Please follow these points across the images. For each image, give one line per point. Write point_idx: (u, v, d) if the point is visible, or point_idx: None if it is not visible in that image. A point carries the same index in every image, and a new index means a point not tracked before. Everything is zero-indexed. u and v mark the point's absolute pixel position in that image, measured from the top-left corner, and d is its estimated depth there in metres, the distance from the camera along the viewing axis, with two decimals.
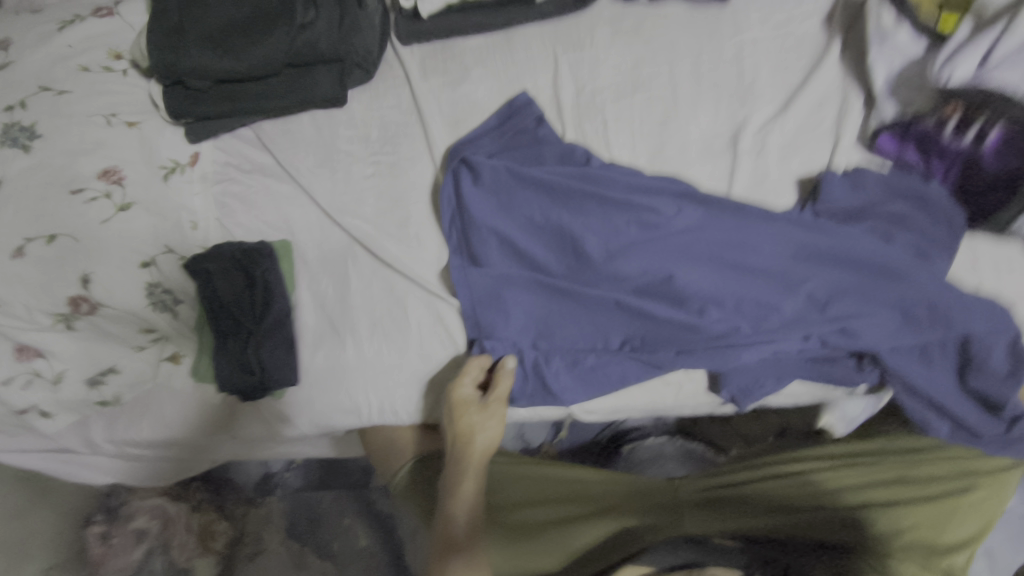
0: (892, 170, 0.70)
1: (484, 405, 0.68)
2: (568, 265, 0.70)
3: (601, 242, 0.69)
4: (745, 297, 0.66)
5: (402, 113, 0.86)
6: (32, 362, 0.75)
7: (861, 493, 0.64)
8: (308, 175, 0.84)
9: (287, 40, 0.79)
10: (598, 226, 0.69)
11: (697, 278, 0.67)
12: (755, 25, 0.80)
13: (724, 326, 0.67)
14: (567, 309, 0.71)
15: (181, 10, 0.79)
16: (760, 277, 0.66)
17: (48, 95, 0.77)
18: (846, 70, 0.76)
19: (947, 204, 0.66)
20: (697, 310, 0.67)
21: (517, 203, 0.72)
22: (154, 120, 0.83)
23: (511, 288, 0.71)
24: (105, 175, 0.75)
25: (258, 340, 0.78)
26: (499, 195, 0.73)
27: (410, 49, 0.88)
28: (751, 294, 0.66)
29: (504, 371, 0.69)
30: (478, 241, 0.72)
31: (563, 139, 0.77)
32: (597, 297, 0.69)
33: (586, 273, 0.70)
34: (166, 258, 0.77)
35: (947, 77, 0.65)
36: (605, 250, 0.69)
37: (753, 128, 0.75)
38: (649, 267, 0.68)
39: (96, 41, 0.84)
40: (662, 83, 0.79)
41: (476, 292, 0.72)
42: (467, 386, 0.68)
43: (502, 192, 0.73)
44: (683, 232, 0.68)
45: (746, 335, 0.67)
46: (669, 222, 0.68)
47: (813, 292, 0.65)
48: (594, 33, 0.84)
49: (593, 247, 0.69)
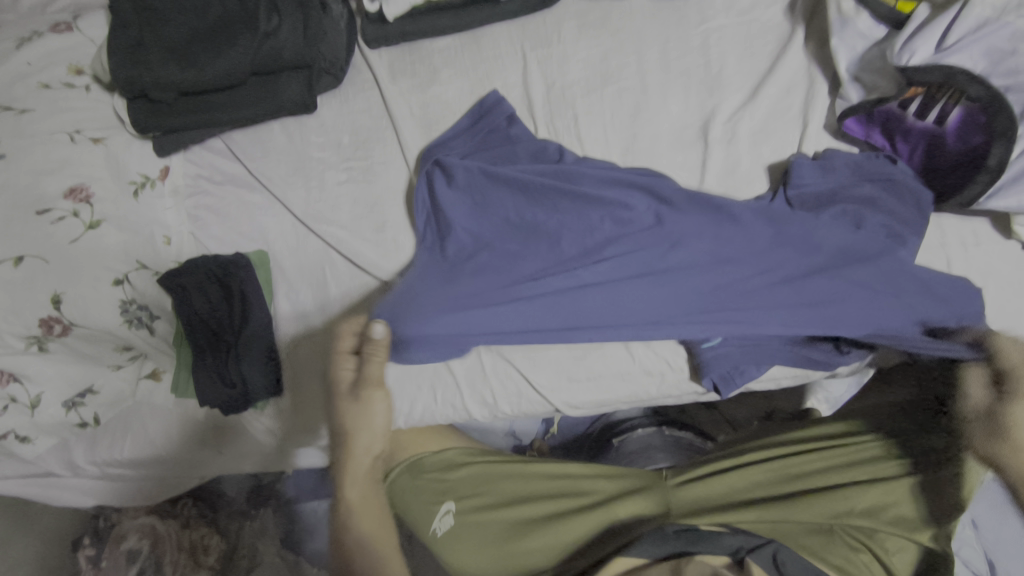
0: (860, 153, 0.71)
1: (364, 389, 0.59)
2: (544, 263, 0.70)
3: (575, 238, 0.69)
4: (721, 292, 0.67)
5: (373, 118, 0.85)
6: (7, 387, 0.73)
7: (847, 472, 0.64)
8: (281, 185, 0.84)
9: (251, 48, 0.78)
10: (574, 223, 0.69)
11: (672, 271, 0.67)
12: (721, 13, 0.80)
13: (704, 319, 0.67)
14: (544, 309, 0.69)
15: (141, 22, 0.78)
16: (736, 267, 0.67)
17: (10, 115, 0.76)
18: (811, 56, 0.76)
19: (913, 184, 0.67)
20: (674, 304, 0.68)
21: (492, 204, 0.72)
22: (120, 135, 0.82)
23: (483, 293, 0.69)
24: (71, 194, 0.75)
25: (238, 354, 0.78)
26: (474, 195, 0.72)
27: (378, 53, 0.87)
28: (725, 283, 0.67)
29: (375, 344, 0.58)
30: (454, 241, 0.72)
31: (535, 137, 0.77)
32: (572, 296, 0.68)
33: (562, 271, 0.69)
34: (139, 274, 0.77)
35: (908, 59, 0.64)
36: (581, 248, 0.69)
37: (723, 117, 0.76)
38: (624, 263, 0.68)
39: (56, 58, 0.83)
40: (631, 76, 0.79)
41: (444, 297, 0.69)
42: (346, 364, 0.59)
43: (477, 192, 0.73)
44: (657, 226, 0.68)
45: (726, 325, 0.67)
46: (642, 217, 0.68)
47: (786, 279, 0.66)
48: (562, 29, 0.83)
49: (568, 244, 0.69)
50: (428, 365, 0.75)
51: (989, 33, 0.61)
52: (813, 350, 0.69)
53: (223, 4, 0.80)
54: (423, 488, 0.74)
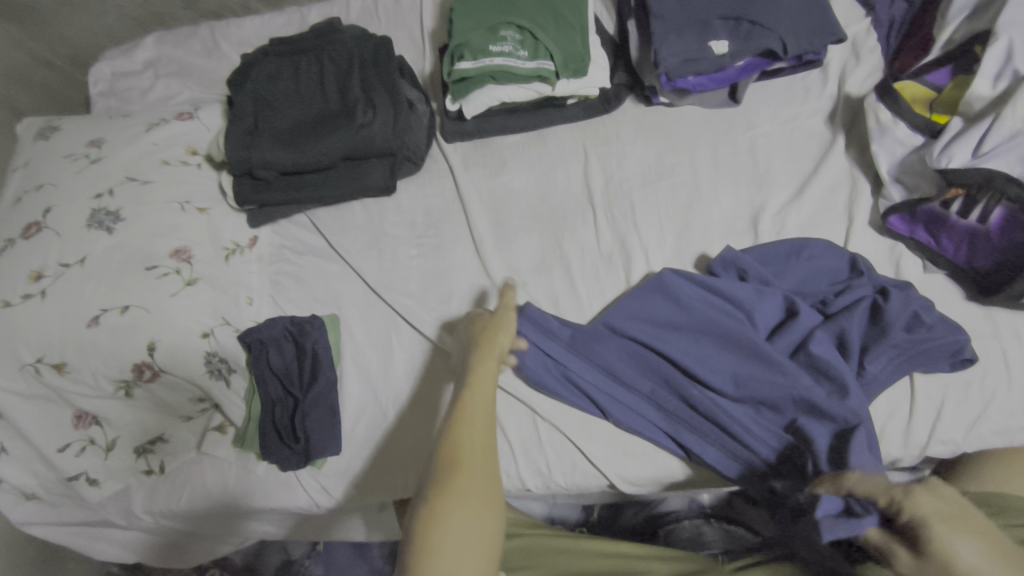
0: (875, 290, 0.71)
1: None
2: (631, 359, 0.74)
3: (666, 315, 0.74)
4: (662, 372, 0.73)
5: (445, 202, 0.94)
6: (88, 429, 0.80)
7: None
8: (357, 257, 0.92)
9: (346, 138, 0.88)
10: (608, 362, 0.74)
11: (682, 350, 0.72)
12: (766, 121, 0.87)
13: (796, 391, 0.68)
14: (626, 379, 0.74)
15: (258, 113, 0.90)
16: (833, 346, 0.69)
17: (133, 185, 0.87)
18: (853, 161, 0.82)
19: (948, 324, 0.67)
20: (751, 378, 0.70)
21: (594, 354, 0.75)
22: (222, 207, 0.92)
23: (600, 352, 0.75)
24: (177, 254, 0.83)
25: (303, 411, 0.81)
26: (579, 344, 0.75)
27: (453, 146, 0.97)
28: (721, 368, 0.71)
29: None
30: (581, 354, 0.75)
31: (547, 329, 0.76)
32: (644, 367, 0.74)
33: (640, 353, 0.74)
34: (223, 329, 0.83)
35: (946, 163, 0.68)
36: (673, 328, 0.74)
37: (771, 212, 0.81)
38: (702, 329, 0.73)
39: (177, 140, 0.95)
40: (684, 171, 0.86)
41: (648, 332, 0.74)
42: None
43: (582, 345, 0.75)
44: (682, 350, 0.72)
45: (822, 401, 0.67)
46: (662, 369, 0.73)
47: (705, 362, 0.72)
48: (620, 129, 0.92)
49: (606, 370, 0.74)
50: None
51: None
52: (892, 446, 0.68)
53: (325, 101, 0.91)
54: None
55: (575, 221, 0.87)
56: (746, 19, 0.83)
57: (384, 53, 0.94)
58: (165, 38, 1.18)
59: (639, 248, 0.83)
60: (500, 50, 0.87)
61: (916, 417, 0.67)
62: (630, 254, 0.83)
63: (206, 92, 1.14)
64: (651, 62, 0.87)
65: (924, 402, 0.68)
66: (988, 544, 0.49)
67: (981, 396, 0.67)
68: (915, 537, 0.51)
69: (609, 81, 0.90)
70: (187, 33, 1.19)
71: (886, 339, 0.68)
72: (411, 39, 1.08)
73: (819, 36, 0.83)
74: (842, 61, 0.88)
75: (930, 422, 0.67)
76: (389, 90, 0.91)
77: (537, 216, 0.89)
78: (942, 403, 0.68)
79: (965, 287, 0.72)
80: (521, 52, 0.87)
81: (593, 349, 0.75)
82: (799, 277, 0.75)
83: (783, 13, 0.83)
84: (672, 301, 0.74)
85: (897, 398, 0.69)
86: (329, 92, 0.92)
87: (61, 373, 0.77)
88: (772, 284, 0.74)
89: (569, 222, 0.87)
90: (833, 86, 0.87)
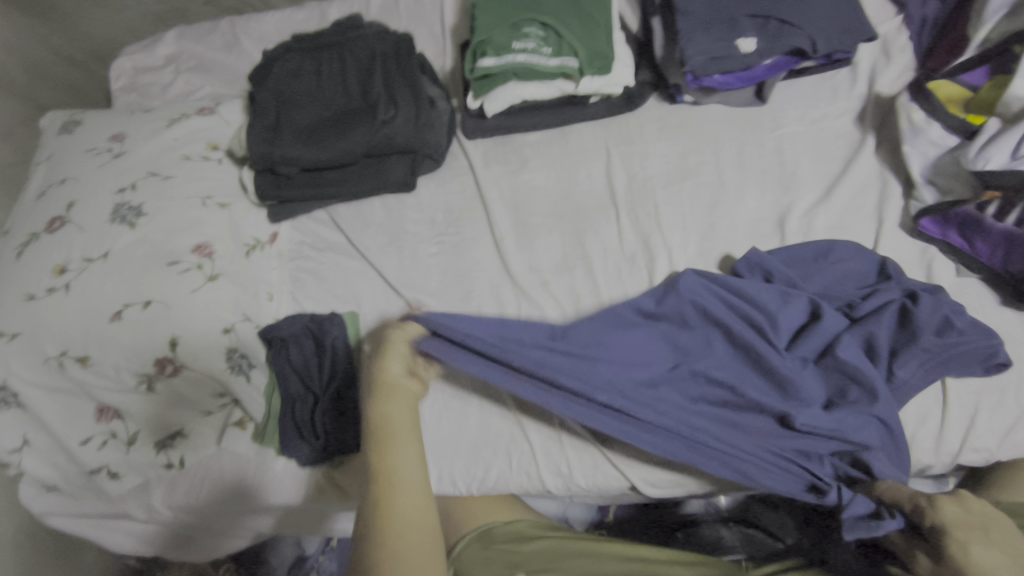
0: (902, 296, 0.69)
1: None
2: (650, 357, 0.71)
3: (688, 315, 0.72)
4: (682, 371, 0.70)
5: (465, 200, 0.93)
6: (110, 423, 0.81)
7: None
8: (377, 254, 0.92)
9: (368, 134, 0.87)
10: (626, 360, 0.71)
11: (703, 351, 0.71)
12: (793, 121, 0.85)
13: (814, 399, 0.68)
14: (642, 382, 0.70)
15: (280, 109, 0.90)
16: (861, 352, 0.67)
17: (155, 180, 0.87)
18: (883, 162, 0.80)
19: (984, 330, 0.66)
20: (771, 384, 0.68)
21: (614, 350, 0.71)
22: (243, 203, 0.92)
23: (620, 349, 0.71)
24: (198, 250, 0.83)
25: (324, 408, 0.81)
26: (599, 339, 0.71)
27: (474, 143, 0.96)
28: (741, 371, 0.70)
29: None
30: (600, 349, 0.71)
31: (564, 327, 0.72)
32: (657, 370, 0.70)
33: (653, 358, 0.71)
34: (243, 325, 0.82)
35: (982, 164, 0.67)
36: (691, 330, 0.72)
37: (799, 213, 0.79)
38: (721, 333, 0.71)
39: (199, 136, 0.95)
40: (709, 171, 0.85)
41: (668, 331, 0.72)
42: None
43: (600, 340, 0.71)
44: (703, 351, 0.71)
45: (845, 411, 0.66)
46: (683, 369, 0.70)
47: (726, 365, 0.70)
48: (644, 128, 0.91)
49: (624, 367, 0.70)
50: (504, 430, 0.77)
51: None
52: (923, 452, 0.66)
53: (347, 97, 0.91)
54: (496, 560, 0.71)
55: (597, 221, 0.86)
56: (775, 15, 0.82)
57: (406, 50, 0.94)
58: (186, 33, 1.18)
59: (662, 248, 0.82)
60: (524, 47, 0.86)
61: (948, 424, 0.66)
62: (654, 254, 0.82)
63: (226, 87, 1.14)
64: (677, 60, 0.86)
65: (957, 409, 0.66)
66: (1011, 554, 0.51)
67: (1016, 404, 0.66)
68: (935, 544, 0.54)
69: (633, 79, 0.89)
70: (207, 28, 1.19)
71: (919, 344, 0.66)
72: (431, 36, 1.08)
73: (848, 34, 0.81)
74: (872, 60, 0.86)
75: (962, 429, 0.66)
76: (411, 86, 0.91)
77: (558, 215, 0.88)
78: (976, 410, 0.66)
79: (1000, 291, 0.70)
80: (545, 48, 0.86)
81: (614, 344, 0.71)
82: (824, 281, 0.73)
83: (813, 10, 0.81)
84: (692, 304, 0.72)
85: (928, 404, 0.67)
86: (351, 88, 0.91)
87: (83, 366, 0.77)
88: (798, 287, 0.73)
89: (592, 222, 0.86)
90: (862, 85, 0.85)
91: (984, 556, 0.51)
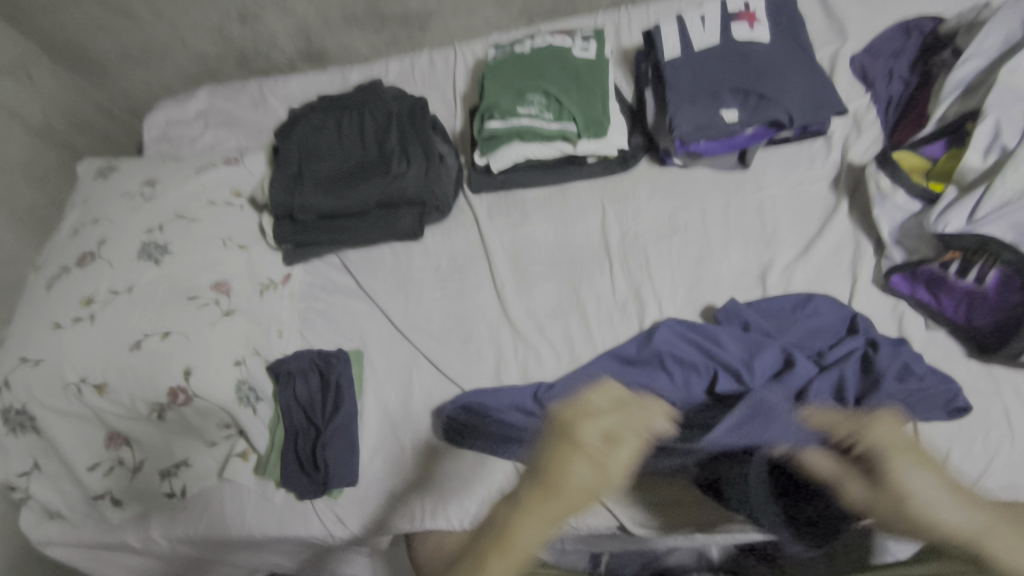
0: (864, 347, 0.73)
1: None
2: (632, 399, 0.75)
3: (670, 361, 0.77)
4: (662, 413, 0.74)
5: (469, 248, 1.00)
6: (118, 450, 0.84)
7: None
8: (383, 296, 0.97)
9: (381, 186, 0.95)
10: None
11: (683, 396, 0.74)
12: (773, 185, 0.93)
13: None
14: None
15: (301, 161, 0.98)
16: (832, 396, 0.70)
17: (181, 222, 0.94)
18: (856, 224, 0.86)
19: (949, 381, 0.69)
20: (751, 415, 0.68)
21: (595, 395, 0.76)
22: (261, 246, 0.99)
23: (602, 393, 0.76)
24: (217, 287, 0.89)
25: (323, 441, 0.83)
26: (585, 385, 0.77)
27: (479, 197, 1.03)
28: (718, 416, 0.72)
29: None
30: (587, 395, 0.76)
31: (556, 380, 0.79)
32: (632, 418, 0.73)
33: None
34: (253, 359, 0.87)
35: (943, 228, 0.73)
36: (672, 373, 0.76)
37: (778, 268, 0.85)
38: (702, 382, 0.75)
39: (225, 184, 1.03)
40: (696, 229, 0.92)
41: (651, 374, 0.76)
42: None
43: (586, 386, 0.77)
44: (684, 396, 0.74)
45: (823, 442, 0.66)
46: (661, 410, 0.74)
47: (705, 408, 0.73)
48: (636, 188, 0.98)
49: None
50: (498, 468, 0.80)
51: (1014, 210, 0.69)
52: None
53: (364, 152, 0.99)
54: None
55: (592, 271, 0.92)
56: (753, 91, 0.90)
57: (420, 112, 1.02)
58: (217, 92, 1.29)
59: (652, 298, 0.87)
60: (528, 112, 0.95)
61: None
62: (644, 303, 0.87)
63: (251, 140, 1.23)
64: (666, 127, 0.94)
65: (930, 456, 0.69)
66: (937, 474, 0.51)
67: (985, 452, 0.69)
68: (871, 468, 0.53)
69: (626, 143, 0.97)
70: (237, 87, 1.29)
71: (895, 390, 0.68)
72: (443, 100, 1.18)
73: (820, 109, 0.89)
74: (845, 132, 0.94)
75: None
76: (423, 144, 0.98)
77: (555, 265, 0.94)
78: (948, 456, 0.69)
79: (966, 344, 0.74)
80: (546, 114, 0.95)
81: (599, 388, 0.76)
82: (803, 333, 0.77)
83: (790, 88, 0.90)
84: (669, 354, 0.77)
85: None
86: (367, 145, 0.99)
87: (100, 394, 0.81)
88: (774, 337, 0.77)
89: (587, 273, 0.92)
90: (836, 154, 0.93)
91: (914, 482, 0.50)
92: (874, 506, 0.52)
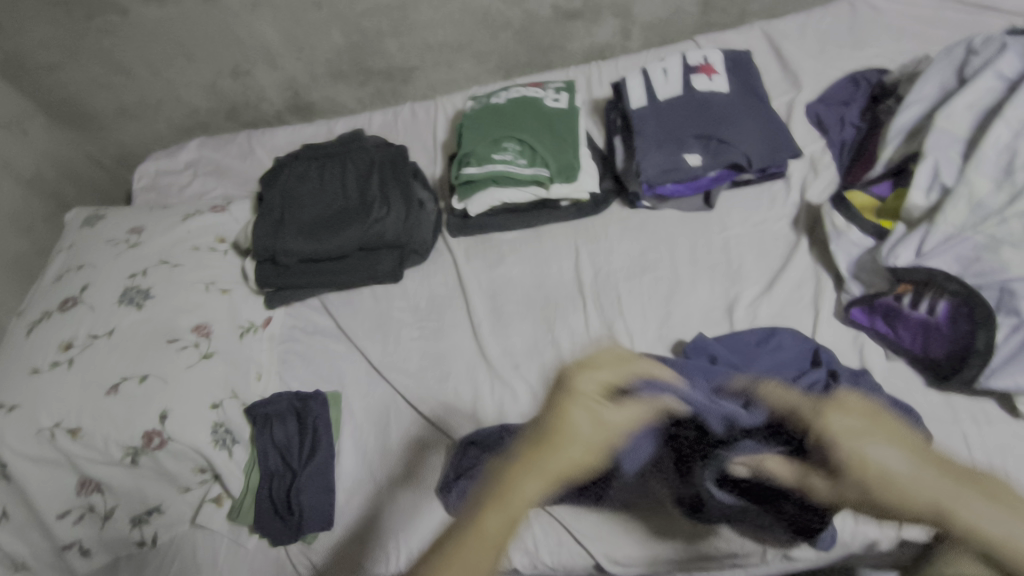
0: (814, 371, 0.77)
1: None
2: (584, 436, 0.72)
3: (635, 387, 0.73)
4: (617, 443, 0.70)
5: (447, 289, 1.02)
6: (89, 496, 0.82)
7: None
8: (362, 338, 0.98)
9: (361, 231, 0.98)
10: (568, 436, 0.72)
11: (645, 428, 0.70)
12: (738, 224, 0.97)
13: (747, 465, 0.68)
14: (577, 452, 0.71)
15: (284, 206, 1.02)
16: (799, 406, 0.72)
17: (164, 267, 0.96)
18: (816, 260, 0.90)
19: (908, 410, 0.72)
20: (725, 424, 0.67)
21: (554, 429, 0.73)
22: (243, 289, 1.01)
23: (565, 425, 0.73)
24: (197, 329, 0.91)
25: (299, 485, 0.83)
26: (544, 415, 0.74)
27: (457, 240, 1.07)
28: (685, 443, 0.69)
29: None
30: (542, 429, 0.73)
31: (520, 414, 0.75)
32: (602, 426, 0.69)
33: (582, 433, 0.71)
34: (231, 402, 0.88)
35: (893, 261, 0.77)
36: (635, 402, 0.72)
37: (744, 304, 0.88)
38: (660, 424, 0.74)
39: (209, 230, 1.06)
40: (665, 267, 0.95)
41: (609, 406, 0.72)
42: None
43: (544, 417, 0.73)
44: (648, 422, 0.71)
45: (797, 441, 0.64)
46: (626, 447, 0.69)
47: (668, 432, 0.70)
48: (608, 229, 1.02)
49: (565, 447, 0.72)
50: None
51: (955, 245, 0.73)
52: (869, 526, 0.70)
53: (345, 198, 1.03)
54: None
55: (566, 309, 0.95)
56: (715, 135, 0.95)
57: (400, 160, 1.07)
58: (206, 144, 1.34)
59: (624, 333, 0.89)
60: (502, 158, 0.99)
61: None
62: (616, 339, 0.89)
63: (237, 189, 1.27)
64: (634, 172, 0.99)
65: None
66: (904, 447, 0.50)
67: None
68: (829, 459, 0.53)
69: (597, 187, 1.01)
70: (227, 139, 1.35)
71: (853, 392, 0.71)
72: (424, 149, 1.23)
73: (776, 154, 0.95)
74: (803, 174, 0.99)
75: None
76: (403, 191, 1.03)
77: (531, 304, 0.97)
78: None
79: (925, 374, 0.76)
80: (520, 160, 1.00)
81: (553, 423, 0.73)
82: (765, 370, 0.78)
83: (748, 135, 0.95)
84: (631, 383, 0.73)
85: None
86: (349, 192, 1.03)
87: (74, 438, 0.80)
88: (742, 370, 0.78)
89: (561, 311, 0.95)
90: (795, 195, 0.97)
91: (886, 460, 0.50)
92: (847, 497, 0.54)
